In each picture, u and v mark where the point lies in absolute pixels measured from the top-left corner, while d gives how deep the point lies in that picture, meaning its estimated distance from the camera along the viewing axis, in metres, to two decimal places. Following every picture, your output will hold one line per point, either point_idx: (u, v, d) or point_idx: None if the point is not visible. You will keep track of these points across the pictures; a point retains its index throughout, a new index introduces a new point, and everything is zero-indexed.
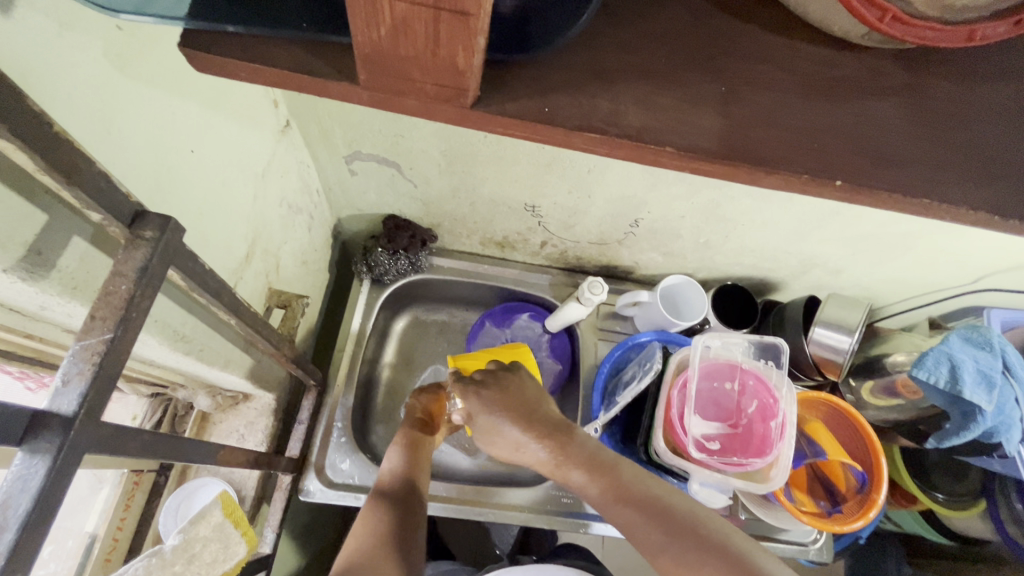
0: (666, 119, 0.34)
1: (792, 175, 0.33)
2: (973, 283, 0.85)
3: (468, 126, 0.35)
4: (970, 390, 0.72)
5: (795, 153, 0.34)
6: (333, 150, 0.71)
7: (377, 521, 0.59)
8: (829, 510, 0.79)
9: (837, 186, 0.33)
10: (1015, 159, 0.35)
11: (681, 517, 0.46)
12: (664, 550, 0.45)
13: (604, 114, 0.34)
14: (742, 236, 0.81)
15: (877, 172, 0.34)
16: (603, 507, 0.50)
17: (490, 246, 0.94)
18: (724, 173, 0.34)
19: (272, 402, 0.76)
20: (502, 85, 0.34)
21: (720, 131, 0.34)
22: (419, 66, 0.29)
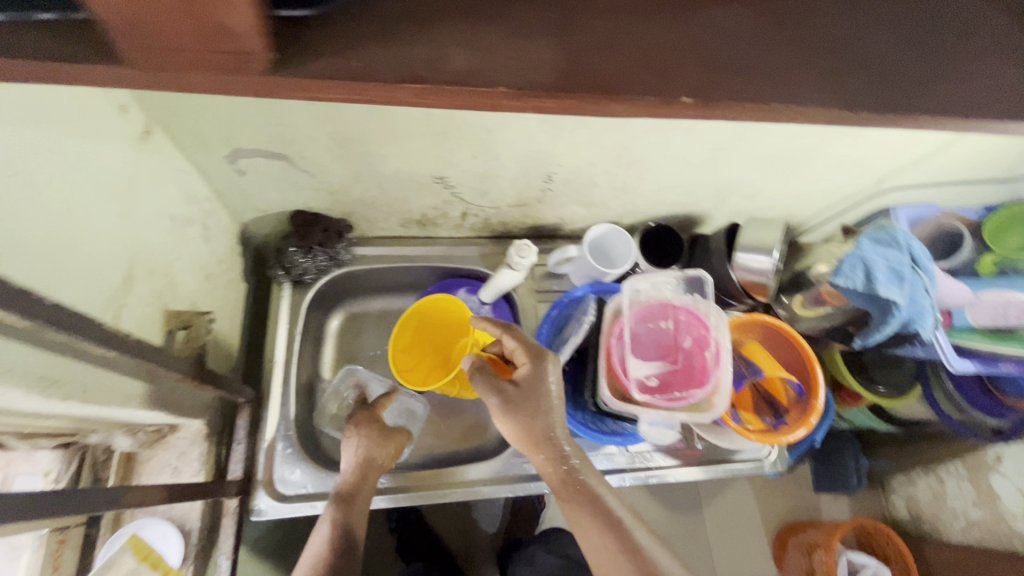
0: (497, 57, 0.32)
1: (641, 98, 0.32)
2: (878, 185, 0.89)
3: (281, 95, 0.32)
4: (883, 287, 0.77)
5: (639, 74, 0.32)
6: (210, 152, 0.65)
7: (331, 529, 0.67)
8: (774, 424, 0.82)
9: (687, 103, 0.32)
10: (870, 51, 0.35)
11: (607, 507, 0.59)
12: (574, 507, 0.60)
13: (429, 60, 0.32)
14: (655, 175, 0.81)
15: (732, 83, 0.33)
16: (555, 487, 0.62)
17: (410, 226, 0.90)
18: (574, 107, 0.33)
19: (202, 427, 0.71)
20: (303, 41, 0.32)
21: (560, 64, 0.32)
22: (185, 29, 0.27)
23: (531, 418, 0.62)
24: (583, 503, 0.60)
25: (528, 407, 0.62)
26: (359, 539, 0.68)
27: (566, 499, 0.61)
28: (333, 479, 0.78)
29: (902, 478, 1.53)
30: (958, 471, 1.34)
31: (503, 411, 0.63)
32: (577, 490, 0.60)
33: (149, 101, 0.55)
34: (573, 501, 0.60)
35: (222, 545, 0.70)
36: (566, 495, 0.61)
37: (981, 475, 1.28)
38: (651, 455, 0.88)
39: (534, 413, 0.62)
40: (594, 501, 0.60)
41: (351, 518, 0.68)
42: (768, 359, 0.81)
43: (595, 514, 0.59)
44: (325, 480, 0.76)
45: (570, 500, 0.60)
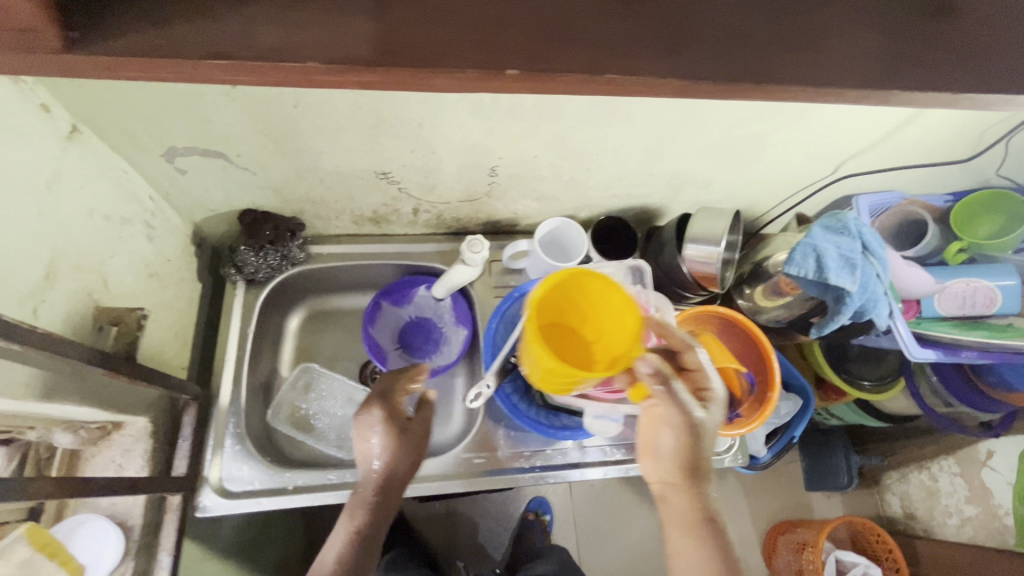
0: (316, 35, 0.33)
1: (466, 72, 0.33)
2: (835, 173, 0.88)
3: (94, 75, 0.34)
4: (834, 275, 0.75)
5: (469, 50, 0.33)
6: (145, 150, 0.66)
7: (348, 533, 0.62)
8: (730, 416, 0.81)
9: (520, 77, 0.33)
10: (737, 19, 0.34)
11: (731, 557, 0.55)
12: (688, 552, 0.55)
13: (237, 36, 0.33)
14: (602, 166, 0.80)
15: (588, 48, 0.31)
16: (675, 529, 0.57)
17: (364, 223, 0.91)
18: (404, 80, 0.32)
19: (147, 424, 0.72)
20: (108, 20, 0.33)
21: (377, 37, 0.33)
22: None
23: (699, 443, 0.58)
24: (707, 551, 0.55)
25: (707, 430, 0.58)
26: (373, 553, 0.62)
27: (682, 545, 0.56)
28: (280, 475, 0.78)
29: (896, 474, 1.50)
30: (950, 467, 1.32)
31: (671, 425, 0.59)
32: (705, 535, 0.55)
33: (71, 98, 0.56)
34: (691, 545, 0.55)
35: (165, 541, 0.70)
36: (688, 538, 0.56)
37: (973, 469, 1.27)
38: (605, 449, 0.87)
39: (700, 440, 0.58)
40: (724, 549, 0.55)
41: (371, 529, 0.63)
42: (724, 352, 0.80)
43: (716, 562, 0.54)
44: (272, 476, 0.77)
45: (690, 549, 0.55)
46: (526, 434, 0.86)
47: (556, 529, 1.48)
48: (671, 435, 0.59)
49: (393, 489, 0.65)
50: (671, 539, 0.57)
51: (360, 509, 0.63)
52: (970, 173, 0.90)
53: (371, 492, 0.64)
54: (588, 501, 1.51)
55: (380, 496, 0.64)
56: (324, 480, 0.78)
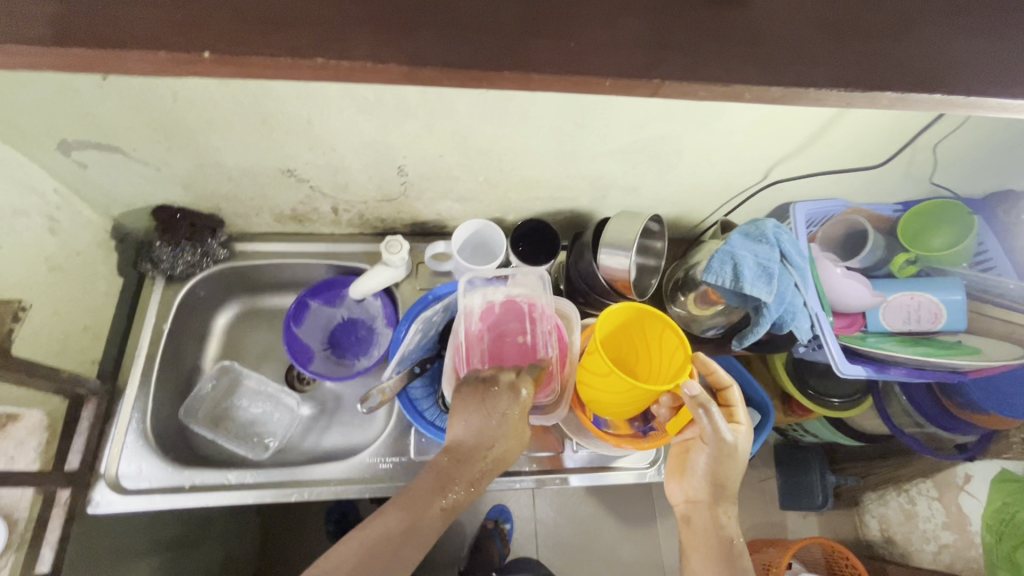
0: None
1: None
2: (765, 179, 0.84)
3: None
4: (748, 284, 0.72)
5: None
6: (37, 144, 0.66)
7: (396, 527, 0.60)
8: (642, 429, 0.77)
9: None
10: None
11: (734, 564, 0.68)
12: (705, 560, 0.69)
13: None
14: (513, 166, 0.78)
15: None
16: (707, 538, 0.70)
17: (287, 222, 0.90)
18: None
19: (44, 417, 0.72)
20: None
21: None
22: None
23: (723, 472, 0.70)
24: (723, 557, 0.68)
25: (720, 462, 0.70)
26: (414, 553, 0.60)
27: (694, 550, 0.70)
28: (179, 472, 0.78)
29: (874, 496, 1.42)
30: (928, 490, 1.25)
31: (706, 456, 0.70)
32: (728, 554, 0.68)
33: None
34: (718, 555, 0.68)
35: (49, 536, 0.69)
36: (710, 551, 0.69)
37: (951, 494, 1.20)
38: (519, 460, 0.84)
39: (733, 462, 0.70)
40: (733, 557, 0.68)
41: (423, 526, 0.61)
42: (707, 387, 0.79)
43: (728, 567, 0.67)
44: (170, 474, 0.77)
45: (729, 549, 0.69)
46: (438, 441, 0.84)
47: (515, 539, 1.44)
48: (713, 459, 0.70)
49: (464, 482, 0.64)
50: (688, 545, 0.71)
51: (410, 507, 0.62)
52: (913, 181, 0.86)
53: (436, 485, 0.64)
54: (549, 513, 1.48)
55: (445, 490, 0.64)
56: (225, 480, 0.78)
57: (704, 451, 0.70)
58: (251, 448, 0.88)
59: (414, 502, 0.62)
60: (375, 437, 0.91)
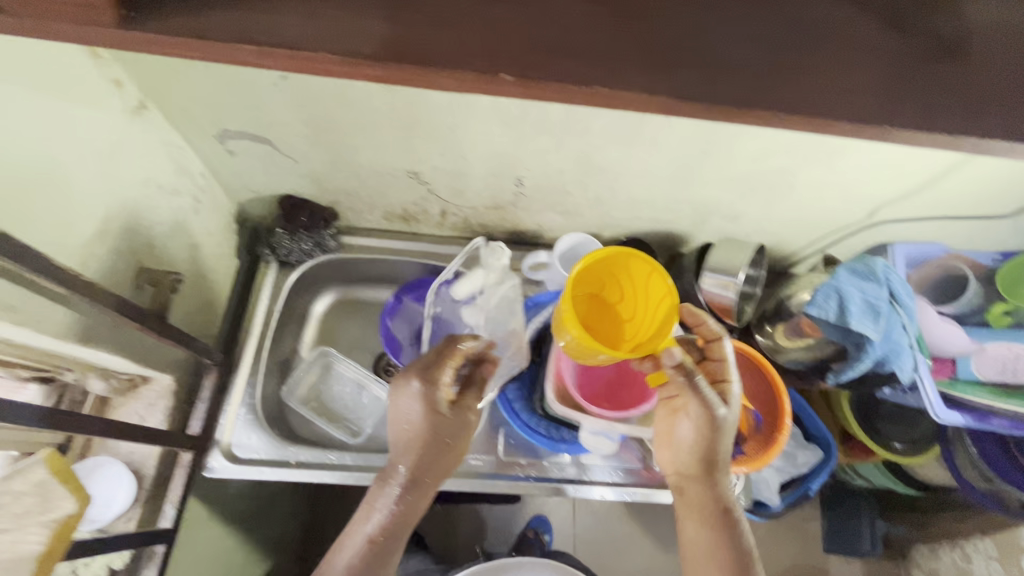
0: (325, 25, 0.30)
1: (460, 73, 0.30)
2: (870, 217, 0.85)
3: (137, 48, 0.31)
4: (854, 320, 0.73)
5: (463, 49, 0.30)
6: (201, 131, 0.72)
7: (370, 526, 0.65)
8: (734, 453, 0.79)
9: (509, 81, 0.30)
10: (745, 36, 0.34)
11: (732, 533, 0.66)
12: (702, 528, 0.67)
13: (261, 25, 0.30)
14: (626, 186, 0.81)
15: (599, 48, 0.31)
16: (700, 507, 0.67)
17: (395, 220, 0.95)
18: (391, 81, 0.30)
19: (172, 383, 0.77)
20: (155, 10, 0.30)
21: (387, 40, 0.30)
22: None
23: (713, 445, 0.65)
24: (720, 529, 0.66)
25: (709, 436, 0.65)
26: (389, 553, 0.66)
27: (689, 519, 0.68)
28: (286, 448, 0.81)
29: (928, 548, 1.37)
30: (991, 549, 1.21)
31: (693, 425, 0.65)
32: (725, 525, 0.66)
33: (141, 77, 0.62)
34: (712, 526, 0.66)
35: (170, 493, 0.74)
36: (706, 521, 0.66)
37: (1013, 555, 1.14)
38: (603, 469, 0.87)
39: (724, 433, 0.65)
40: (731, 528, 0.66)
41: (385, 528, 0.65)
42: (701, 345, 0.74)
43: (726, 538, 0.65)
44: (277, 448, 0.80)
45: (725, 521, 0.66)
46: (526, 444, 0.87)
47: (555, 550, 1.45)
48: (704, 433, 0.65)
49: (427, 483, 0.68)
50: (683, 512, 0.69)
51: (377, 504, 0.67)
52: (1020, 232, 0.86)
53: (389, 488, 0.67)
54: (592, 529, 1.48)
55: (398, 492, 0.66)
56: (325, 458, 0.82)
57: (692, 424, 0.65)
58: (344, 432, 0.93)
59: (374, 505, 0.67)
60: None
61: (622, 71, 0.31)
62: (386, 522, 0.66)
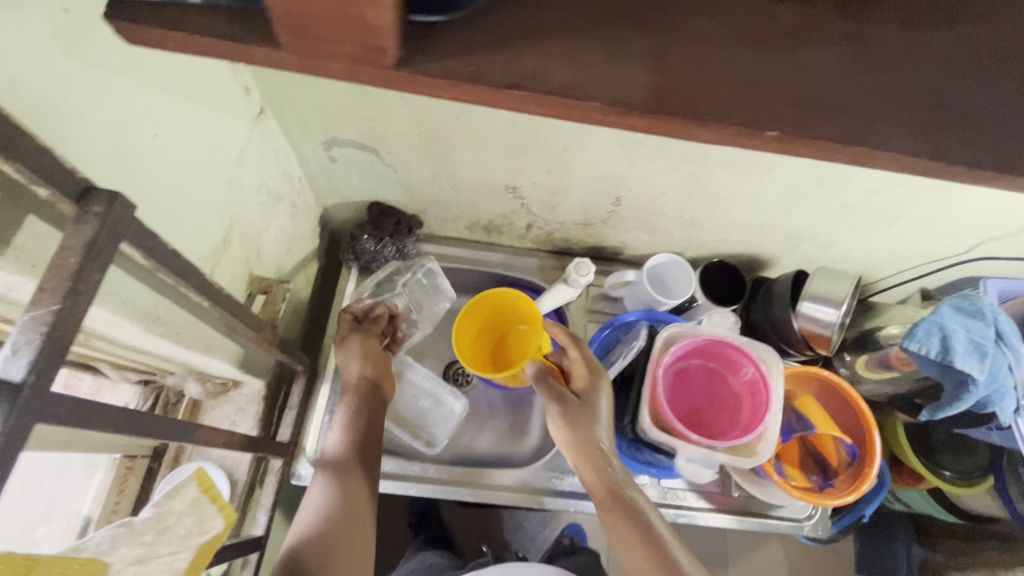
0: (597, 75, 0.28)
1: (729, 128, 0.29)
2: (967, 253, 0.84)
3: (409, 91, 0.29)
4: (961, 359, 0.71)
5: (731, 101, 0.29)
6: (310, 138, 0.71)
7: (317, 506, 0.64)
8: (822, 485, 0.78)
9: (772, 138, 0.29)
10: (1004, 90, 0.31)
11: (664, 547, 0.61)
12: (634, 545, 0.61)
13: (533, 70, 0.28)
14: (726, 210, 0.80)
15: (866, 107, 0.30)
16: (623, 521, 0.63)
17: (476, 230, 0.94)
18: (658, 129, 0.29)
19: (261, 388, 0.77)
20: (426, 45, 0.28)
21: (653, 85, 0.28)
22: (334, 23, 0.24)
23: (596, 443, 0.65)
24: (647, 539, 0.61)
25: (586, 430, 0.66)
26: (358, 529, 0.64)
27: (618, 537, 0.63)
28: None
29: None
30: None
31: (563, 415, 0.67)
32: (647, 535, 0.61)
33: (267, 84, 0.61)
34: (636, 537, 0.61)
35: (262, 501, 0.74)
36: (632, 532, 0.62)
37: None
38: (684, 494, 0.86)
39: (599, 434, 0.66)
40: (657, 543, 0.61)
41: (329, 500, 0.65)
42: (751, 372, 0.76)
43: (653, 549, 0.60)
44: None
45: (650, 534, 0.61)
46: None
47: None
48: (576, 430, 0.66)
49: (352, 484, 0.66)
50: (612, 534, 0.63)
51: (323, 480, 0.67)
52: None
53: (332, 462, 0.69)
54: None
55: (336, 461, 0.69)
56: (409, 470, 0.82)
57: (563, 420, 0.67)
58: (418, 441, 0.91)
59: (317, 485, 0.67)
60: (531, 447, 0.93)
61: (890, 133, 0.30)
62: (313, 525, 0.61)
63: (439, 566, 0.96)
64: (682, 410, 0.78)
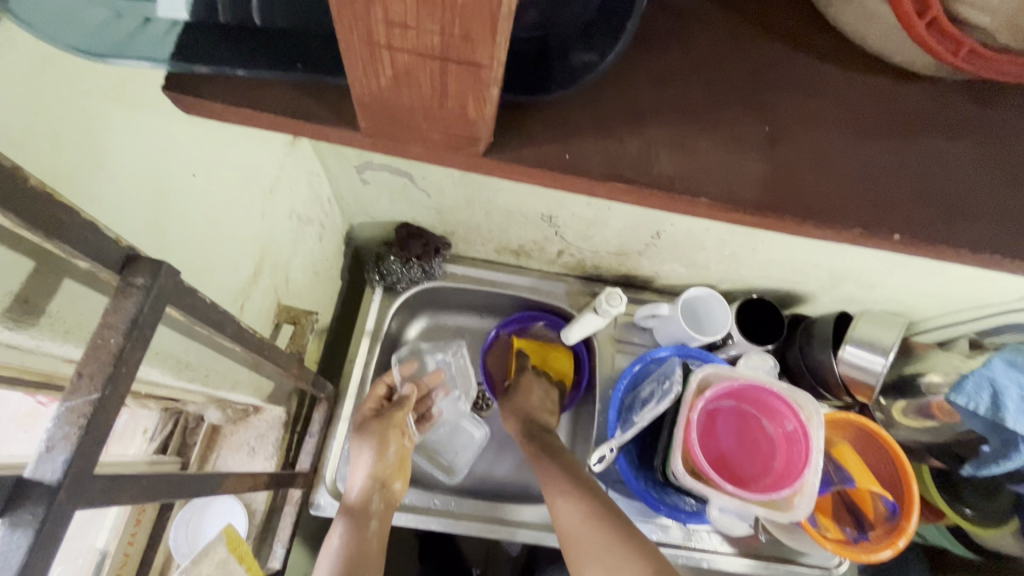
0: (710, 164, 0.34)
1: (846, 227, 0.33)
2: (1019, 301, 0.80)
3: (482, 169, 0.34)
4: (1013, 418, 0.68)
5: (841, 195, 0.34)
6: (344, 160, 0.68)
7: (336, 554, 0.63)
8: (856, 537, 0.75)
9: (895, 239, 0.33)
10: None
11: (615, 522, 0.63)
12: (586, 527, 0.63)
13: (635, 157, 0.34)
14: (770, 249, 0.76)
15: (956, 194, 0.34)
16: (574, 511, 0.66)
17: (505, 253, 0.91)
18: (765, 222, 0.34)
19: (283, 414, 0.75)
20: (519, 128, 0.35)
21: (764, 177, 0.34)
22: (426, 113, 0.28)
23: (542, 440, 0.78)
24: (597, 518, 0.64)
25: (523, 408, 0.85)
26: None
27: (575, 529, 0.64)
28: None
29: None
30: None
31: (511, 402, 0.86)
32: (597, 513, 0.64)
33: None
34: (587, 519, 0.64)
35: (279, 533, 0.72)
36: (583, 517, 0.64)
37: None
38: (708, 536, 0.83)
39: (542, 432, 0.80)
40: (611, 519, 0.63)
41: (348, 547, 0.65)
42: (785, 441, 0.73)
43: (605, 524, 0.63)
44: None
45: (601, 518, 0.64)
46: (629, 501, 0.84)
47: None
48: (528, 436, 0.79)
49: (368, 534, 0.66)
50: (570, 538, 0.64)
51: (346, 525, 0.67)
52: None
53: (353, 508, 0.69)
54: None
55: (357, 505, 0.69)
56: (427, 503, 0.80)
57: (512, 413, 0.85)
58: (437, 469, 0.89)
59: (337, 529, 0.67)
60: None
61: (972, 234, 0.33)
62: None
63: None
64: (713, 456, 0.76)
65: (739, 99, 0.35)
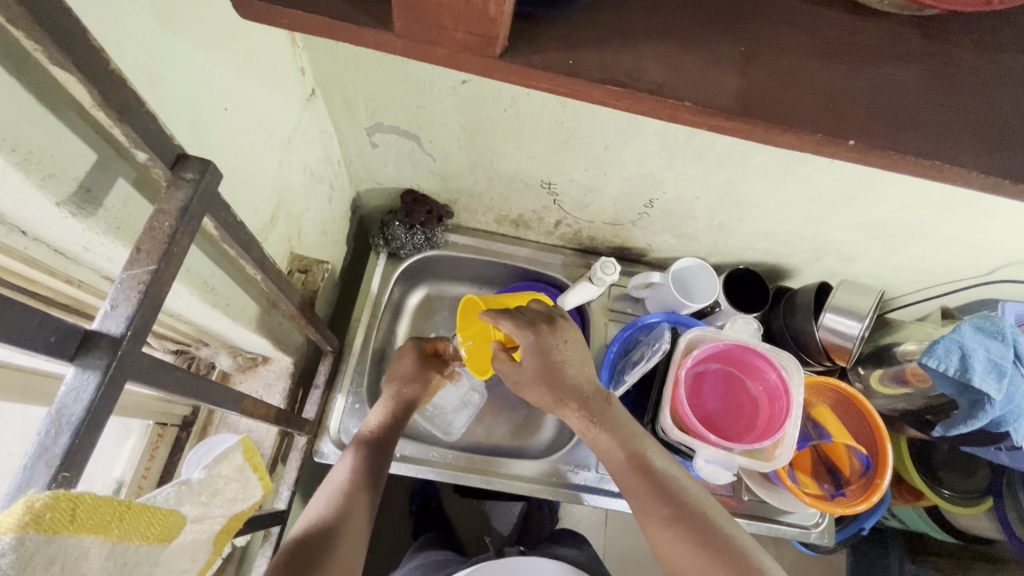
0: (689, 75, 0.34)
1: (810, 135, 0.33)
2: (989, 274, 0.85)
3: (497, 77, 0.35)
4: (979, 378, 0.72)
5: (812, 111, 0.33)
6: (356, 121, 0.72)
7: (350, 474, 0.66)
8: (833, 492, 0.79)
9: (850, 146, 0.33)
10: None
11: (684, 496, 0.60)
12: (649, 495, 0.61)
13: (627, 68, 0.34)
14: (756, 219, 0.81)
15: (931, 120, 0.34)
16: (631, 476, 0.62)
17: (504, 223, 0.95)
18: (743, 130, 0.34)
19: (290, 365, 0.78)
20: (531, 37, 0.34)
21: (740, 90, 0.33)
22: (453, 12, 0.29)
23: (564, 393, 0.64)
24: (662, 490, 0.61)
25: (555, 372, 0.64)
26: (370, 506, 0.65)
27: (637, 493, 0.62)
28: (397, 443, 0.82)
29: None
30: None
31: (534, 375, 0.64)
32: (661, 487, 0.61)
33: (320, 66, 0.62)
34: (647, 491, 0.61)
35: (285, 476, 0.75)
36: (645, 484, 0.61)
37: None
38: None
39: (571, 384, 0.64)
40: (676, 492, 0.60)
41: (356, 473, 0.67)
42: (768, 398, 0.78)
43: (671, 498, 0.60)
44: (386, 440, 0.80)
45: (663, 490, 0.60)
46: None
47: None
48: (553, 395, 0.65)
49: (377, 470, 0.69)
50: (632, 498, 0.62)
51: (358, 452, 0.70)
52: None
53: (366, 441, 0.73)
54: None
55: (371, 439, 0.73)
56: (426, 455, 0.83)
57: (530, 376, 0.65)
58: (435, 427, 0.92)
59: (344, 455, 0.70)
60: (546, 440, 0.93)
61: (947, 147, 0.33)
62: (328, 504, 0.62)
63: (438, 559, 0.94)
64: (703, 412, 0.79)
65: (712, 24, 0.35)
